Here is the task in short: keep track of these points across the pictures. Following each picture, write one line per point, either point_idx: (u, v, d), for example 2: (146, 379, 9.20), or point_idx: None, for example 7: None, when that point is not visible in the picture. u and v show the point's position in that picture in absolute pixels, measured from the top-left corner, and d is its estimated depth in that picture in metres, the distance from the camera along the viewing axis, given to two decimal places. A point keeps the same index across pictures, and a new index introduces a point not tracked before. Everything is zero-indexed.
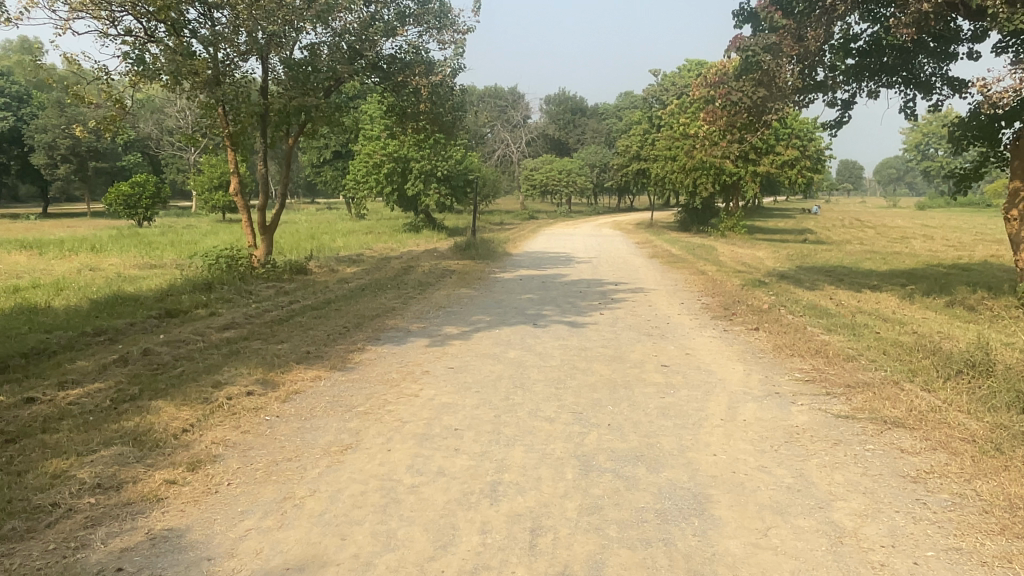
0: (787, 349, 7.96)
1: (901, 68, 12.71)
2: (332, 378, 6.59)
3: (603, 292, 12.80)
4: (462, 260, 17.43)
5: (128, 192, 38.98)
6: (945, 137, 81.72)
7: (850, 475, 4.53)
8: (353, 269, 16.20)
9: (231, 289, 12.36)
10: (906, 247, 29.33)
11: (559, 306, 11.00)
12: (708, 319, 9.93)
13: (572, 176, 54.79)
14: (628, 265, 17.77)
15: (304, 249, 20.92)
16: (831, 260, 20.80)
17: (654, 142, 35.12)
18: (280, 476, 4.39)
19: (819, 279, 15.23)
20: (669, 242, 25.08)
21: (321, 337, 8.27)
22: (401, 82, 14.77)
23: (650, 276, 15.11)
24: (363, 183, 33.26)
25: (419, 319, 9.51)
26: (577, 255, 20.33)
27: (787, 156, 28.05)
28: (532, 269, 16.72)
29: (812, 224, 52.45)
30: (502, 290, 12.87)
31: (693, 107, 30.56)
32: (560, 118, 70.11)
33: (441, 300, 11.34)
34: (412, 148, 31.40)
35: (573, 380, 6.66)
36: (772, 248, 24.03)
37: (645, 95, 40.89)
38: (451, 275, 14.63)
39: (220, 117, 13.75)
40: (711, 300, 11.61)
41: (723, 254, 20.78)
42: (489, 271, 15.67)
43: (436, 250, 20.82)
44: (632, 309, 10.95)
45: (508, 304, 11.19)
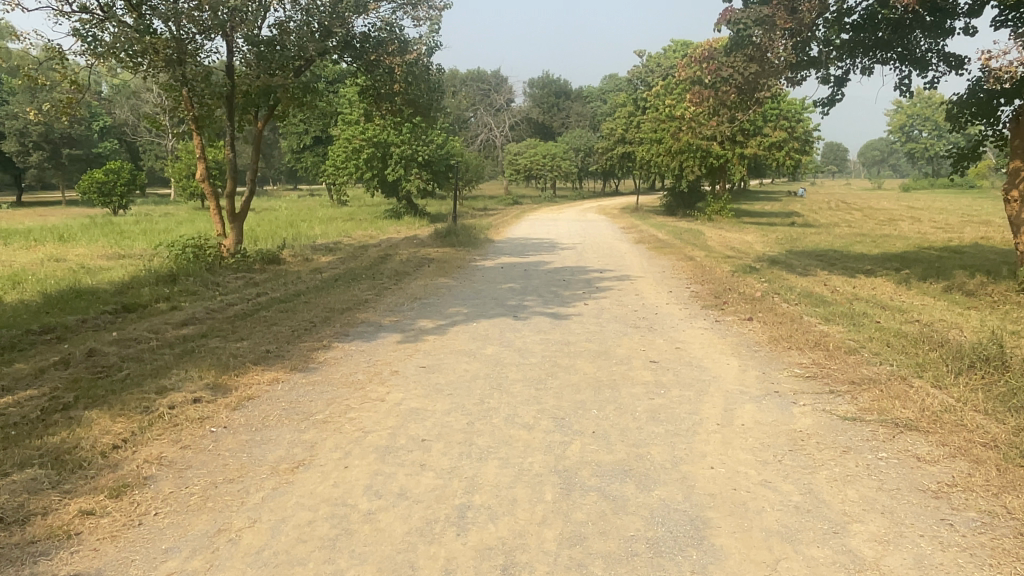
0: (784, 342, 7.46)
1: (896, 44, 12.16)
2: (292, 381, 6.02)
3: (587, 280, 12.29)
4: (442, 248, 16.86)
5: (101, 179, 37.94)
6: (929, 119, 81.76)
7: (865, 490, 4.02)
8: (328, 258, 15.57)
9: (197, 281, 11.72)
10: (894, 229, 29.02)
11: (541, 296, 10.46)
12: (698, 309, 9.43)
13: (557, 161, 54.15)
14: (614, 251, 17.26)
15: (279, 237, 20.25)
16: (820, 244, 20.39)
17: (639, 125, 34.55)
18: (217, 503, 3.82)
19: (810, 264, 14.79)
20: (655, 227, 24.61)
21: (285, 333, 7.68)
22: (374, 61, 14.06)
23: (636, 263, 14.62)
24: (342, 168, 32.49)
25: (393, 313, 8.94)
26: (562, 241, 19.80)
27: (774, 138, 27.58)
28: (515, 256, 16.17)
29: (798, 206, 52.20)
30: (483, 279, 12.32)
31: (679, 88, 29.99)
32: (544, 102, 69.31)
33: (418, 290, 10.78)
34: (392, 132, 30.65)
35: (554, 380, 6.13)
36: (759, 232, 23.61)
37: (630, 77, 40.24)
38: (430, 264, 14.05)
39: (184, 99, 13.07)
40: (701, 288, 11.11)
41: (710, 238, 20.30)
42: (469, 259, 15.11)
43: (416, 237, 20.21)
44: (618, 298, 10.42)
45: (487, 294, 10.64)
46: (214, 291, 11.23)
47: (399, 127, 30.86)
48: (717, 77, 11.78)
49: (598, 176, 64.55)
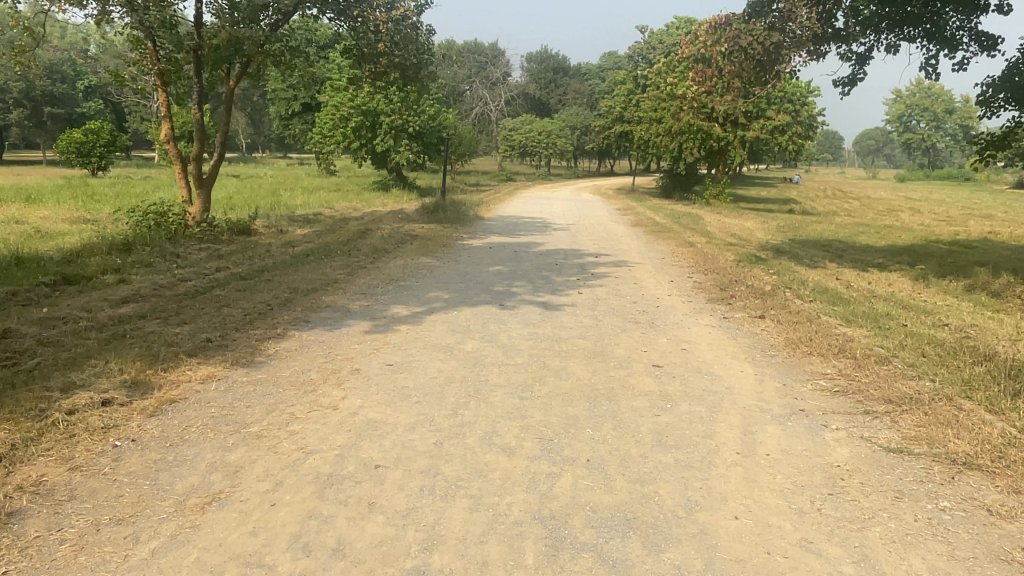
0: (804, 347, 6.57)
1: (926, 20, 11.05)
2: (230, 378, 5.08)
3: (581, 265, 11.37)
4: (428, 224, 15.86)
5: (80, 140, 36.50)
6: (929, 109, 80.92)
7: (932, 559, 3.14)
8: (304, 230, 14.53)
9: (154, 251, 10.70)
10: (896, 220, 28.20)
11: (530, 282, 9.52)
12: (703, 302, 8.52)
13: (552, 138, 52.91)
14: (609, 234, 16.32)
15: (256, 207, 19.17)
16: (823, 233, 19.52)
17: (638, 103, 33.45)
18: (91, 558, 2.89)
19: (817, 255, 13.91)
20: (653, 210, 23.67)
21: (235, 316, 6.72)
22: (356, 17, 12.83)
23: (633, 247, 13.69)
24: (329, 137, 31.28)
25: (364, 296, 7.99)
26: (554, 221, 18.84)
27: (778, 122, 26.58)
28: (505, 235, 15.18)
29: (795, 194, 51.35)
30: (468, 260, 11.37)
31: (682, 66, 28.86)
32: (542, 78, 67.77)
33: (396, 270, 9.82)
34: (382, 100, 29.42)
35: (542, 387, 5.20)
36: (760, 219, 22.72)
37: (630, 53, 38.98)
38: (413, 240, 13.08)
39: (149, 51, 12.19)
40: (704, 279, 10.20)
41: (710, 224, 19.37)
42: (456, 237, 14.14)
43: (402, 211, 19.17)
44: (614, 287, 9.50)
45: (471, 278, 9.69)
46: (172, 263, 10.24)
47: (389, 96, 29.62)
48: (738, 45, 10.26)
49: (593, 155, 63.38)
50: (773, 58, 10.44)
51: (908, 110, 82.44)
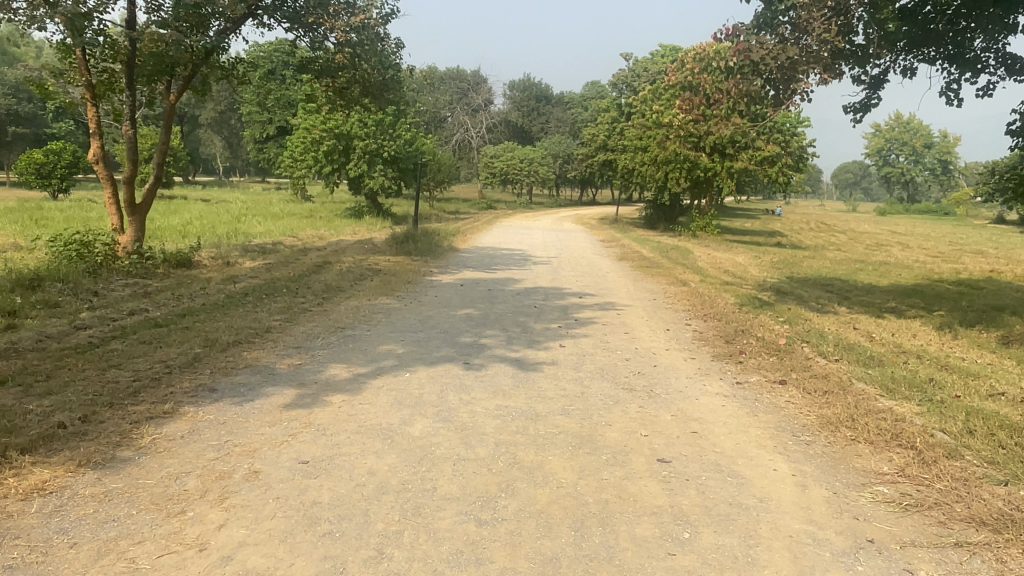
0: (846, 430, 5.16)
1: (949, 40, 9.73)
2: (68, 493, 3.59)
3: (563, 307, 9.97)
4: (395, 256, 14.44)
5: (40, 160, 34.72)
6: (909, 143, 81.26)
7: None
8: (255, 261, 13.04)
9: (66, 287, 9.17)
10: (888, 255, 27.25)
11: (504, 330, 8.08)
12: (709, 360, 7.13)
13: (534, 166, 51.92)
14: (594, 269, 14.95)
15: (211, 234, 17.64)
16: (820, 270, 18.32)
17: (623, 132, 32.44)
18: None
19: (822, 296, 12.65)
20: (638, 241, 22.47)
21: (117, 384, 5.22)
22: (312, 25, 11.61)
23: (621, 287, 12.34)
24: (301, 160, 29.85)
25: (299, 352, 6.52)
26: (534, 253, 17.51)
27: (768, 152, 25.53)
28: (479, 270, 13.79)
29: (779, 226, 50.59)
30: (434, 300, 9.91)
31: (669, 93, 27.82)
32: (524, 105, 66.96)
33: (347, 315, 8.35)
34: (355, 123, 28.09)
35: (511, 502, 3.75)
36: (751, 253, 21.56)
37: (614, 81, 38.04)
38: (375, 276, 11.63)
39: (78, 62, 10.74)
40: (705, 327, 8.82)
41: (701, 258, 18.08)
42: (424, 272, 12.70)
43: (368, 241, 17.68)
44: (601, 336, 8.07)
45: (435, 324, 8.22)
46: (83, 302, 8.70)
47: (364, 119, 28.32)
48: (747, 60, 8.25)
49: (575, 184, 62.47)
50: (785, 76, 8.60)
51: (887, 144, 82.65)
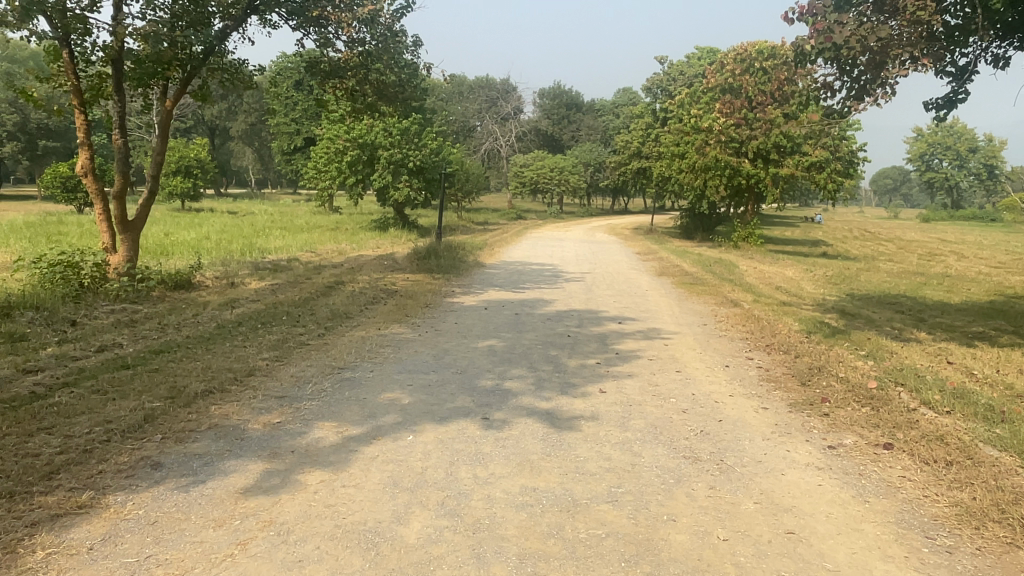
0: (997, 531, 3.79)
1: None
2: None
3: (602, 336, 8.64)
4: (415, 274, 13.28)
5: (66, 174, 34.71)
6: (951, 147, 78.39)
7: None
8: (262, 281, 11.95)
9: (39, 316, 8.14)
10: (945, 267, 25.44)
11: (534, 369, 6.81)
12: (785, 412, 5.76)
13: (564, 175, 50.66)
14: (632, 288, 13.57)
15: (224, 251, 16.65)
16: (879, 286, 16.70)
17: (658, 138, 31.07)
18: None
19: (894, 319, 11.16)
20: (676, 254, 21.01)
21: (36, 460, 4.07)
22: (317, 19, 10.75)
23: (665, 309, 10.97)
24: (324, 171, 28.98)
25: (282, 404, 5.33)
26: (567, 269, 16.24)
27: (815, 157, 23.91)
28: (507, 289, 12.55)
29: (820, 235, 48.50)
30: (453, 328, 8.66)
31: (707, 96, 26.34)
32: (555, 113, 65.56)
33: (349, 349, 7.18)
34: (380, 132, 27.10)
35: None
36: (800, 267, 20.01)
37: (648, 85, 36.57)
38: (391, 298, 10.44)
39: (66, 66, 9.79)
40: (771, 363, 7.45)
41: (748, 274, 16.64)
42: (445, 293, 11.49)
43: (389, 256, 16.55)
44: (649, 376, 6.74)
45: (452, 360, 6.97)
46: (53, 334, 7.63)
47: (389, 128, 27.31)
48: (830, 46, 6.64)
49: (606, 192, 60.98)
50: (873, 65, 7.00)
51: (930, 149, 79.57)
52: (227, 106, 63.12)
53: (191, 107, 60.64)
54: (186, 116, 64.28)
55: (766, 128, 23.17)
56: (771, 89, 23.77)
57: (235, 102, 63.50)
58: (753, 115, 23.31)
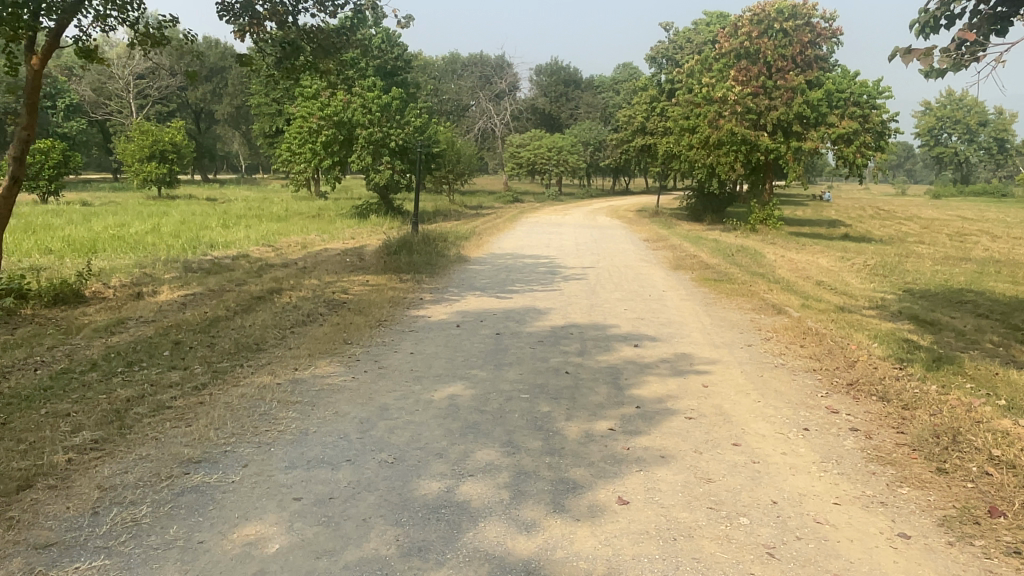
0: None
1: None
2: None
3: (613, 372, 6.13)
4: (379, 275, 10.77)
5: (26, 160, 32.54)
6: (962, 121, 75.27)
7: None
8: (179, 290, 9.40)
9: None
10: (986, 249, 22.86)
11: (513, 449, 4.30)
12: (949, 553, 3.27)
13: (563, 155, 47.95)
14: (645, 287, 11.03)
15: (162, 248, 14.12)
16: (934, 277, 14.16)
17: (664, 112, 28.46)
18: None
19: (989, 330, 8.65)
20: (690, 241, 18.49)
21: None
22: None
23: (694, 321, 8.43)
24: (297, 154, 26.20)
25: (31, 572, 2.86)
26: (565, 263, 13.72)
27: (843, 129, 21.34)
28: (493, 294, 10.02)
29: (832, 214, 45.96)
30: (406, 363, 6.15)
31: (720, 63, 23.57)
32: (552, 90, 62.51)
33: (230, 415, 4.67)
34: (358, 109, 24.29)
35: None
36: (833, 255, 17.45)
37: (653, 56, 33.76)
38: (333, 313, 7.91)
39: None
40: (873, 426, 4.92)
41: (779, 265, 14.15)
42: (411, 303, 8.98)
43: (356, 251, 14.00)
44: (695, 459, 4.24)
45: (384, 433, 4.47)
46: None
47: (369, 104, 24.48)
48: None
49: (607, 172, 58.24)
50: None
51: (938, 123, 76.64)
52: (212, 88, 60.40)
53: (172, 88, 57.97)
54: (168, 97, 61.52)
55: (786, 97, 21.79)
56: (791, 54, 22.34)
57: (219, 84, 60.82)
58: (771, 82, 21.97)
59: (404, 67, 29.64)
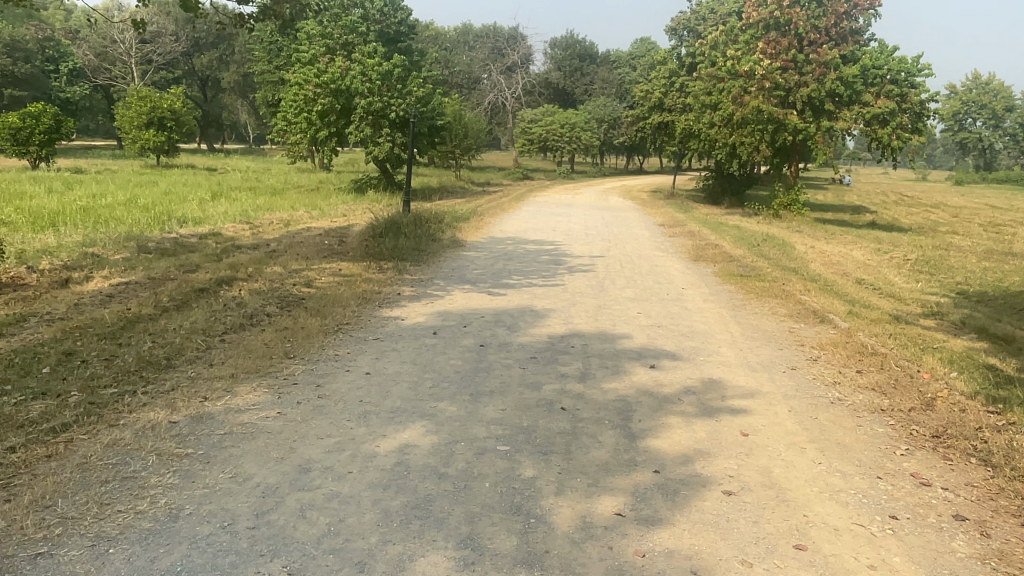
0: None
1: None
2: None
3: (623, 408, 4.71)
4: (356, 262, 9.36)
5: (16, 124, 31.03)
6: (990, 106, 72.36)
7: None
8: (115, 277, 7.99)
9: None
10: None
11: (477, 552, 2.91)
12: None
13: (576, 131, 46.24)
14: (662, 283, 9.55)
15: (127, 224, 12.77)
16: (985, 275, 12.64)
17: (685, 88, 26.77)
18: None
19: None
20: (710, 227, 16.97)
21: None
22: None
23: (721, 332, 6.99)
24: (292, 124, 24.68)
25: None
26: (573, 250, 12.26)
27: (878, 108, 19.72)
28: (485, 289, 8.59)
29: (854, 199, 44.07)
30: (357, 391, 4.74)
31: (747, 34, 21.76)
32: (567, 65, 60.42)
33: (77, 484, 3.29)
34: (356, 77, 22.67)
35: None
36: (868, 246, 15.88)
37: (673, 27, 31.92)
38: (283, 312, 6.48)
39: None
40: (994, 519, 3.49)
41: (811, 258, 12.67)
42: (386, 299, 7.58)
43: (340, 232, 12.59)
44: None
45: (290, 519, 3.08)
46: None
47: (368, 71, 22.84)
48: None
49: (621, 151, 56.39)
50: None
51: (964, 107, 73.85)
52: (218, 54, 58.75)
53: (176, 53, 56.42)
54: (173, 63, 59.94)
55: (818, 72, 20.16)
56: (824, 25, 20.65)
57: (225, 50, 59.14)
58: (802, 57, 20.36)
59: (408, 32, 27.94)
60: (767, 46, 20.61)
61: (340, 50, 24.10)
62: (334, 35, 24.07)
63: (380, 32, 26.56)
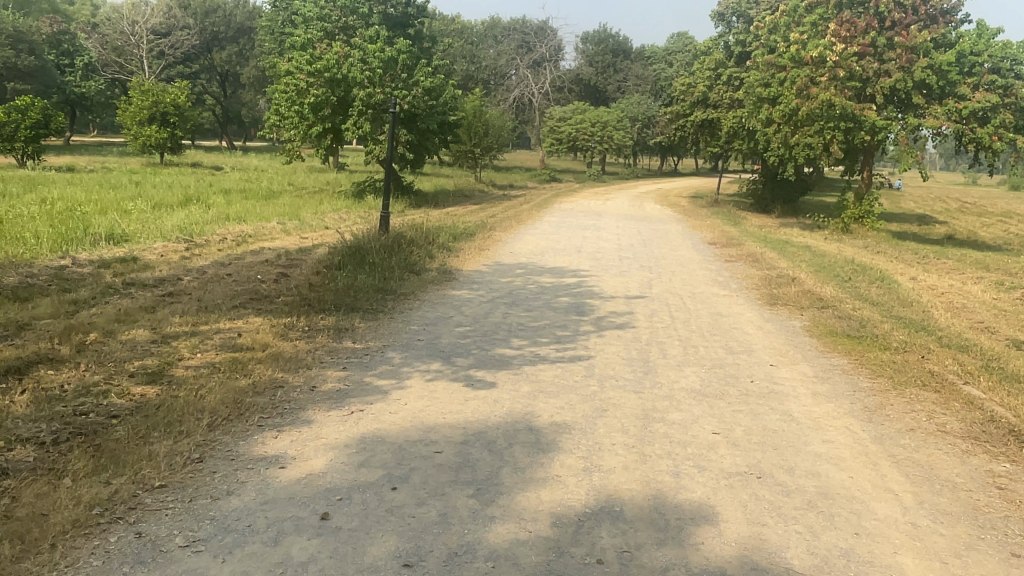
0: None
1: None
2: None
3: None
4: (274, 318, 6.21)
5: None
6: None
7: None
8: None
9: None
10: None
11: None
12: None
13: (607, 130, 42.92)
14: (739, 355, 6.27)
15: (21, 242, 9.82)
16: None
17: (734, 80, 23.31)
18: None
19: None
20: (774, 248, 13.62)
21: None
22: None
23: (881, 499, 3.72)
24: (284, 119, 21.77)
25: None
26: (601, 288, 9.01)
27: (975, 102, 16.11)
28: (458, 371, 5.38)
29: (914, 206, 40.07)
30: None
31: (814, 14, 18.25)
32: (599, 60, 57.01)
33: None
34: (354, 64, 19.57)
35: None
36: (981, 277, 12.43)
37: (720, 11, 28.46)
38: (35, 471, 3.32)
39: None
40: None
41: (930, 301, 9.28)
42: (278, 404, 4.41)
43: (294, 258, 9.50)
44: None
45: None
46: None
47: (368, 58, 19.77)
48: None
49: (655, 152, 52.87)
50: None
51: None
52: (236, 48, 56.15)
53: (193, 47, 54.09)
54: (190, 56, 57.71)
55: (904, 58, 16.72)
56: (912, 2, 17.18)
57: (243, 44, 56.64)
58: (884, 40, 16.92)
59: (417, 14, 24.86)
60: (843, 28, 17.14)
61: (339, 35, 21.20)
62: (332, 17, 21.22)
63: (384, 14, 23.55)
